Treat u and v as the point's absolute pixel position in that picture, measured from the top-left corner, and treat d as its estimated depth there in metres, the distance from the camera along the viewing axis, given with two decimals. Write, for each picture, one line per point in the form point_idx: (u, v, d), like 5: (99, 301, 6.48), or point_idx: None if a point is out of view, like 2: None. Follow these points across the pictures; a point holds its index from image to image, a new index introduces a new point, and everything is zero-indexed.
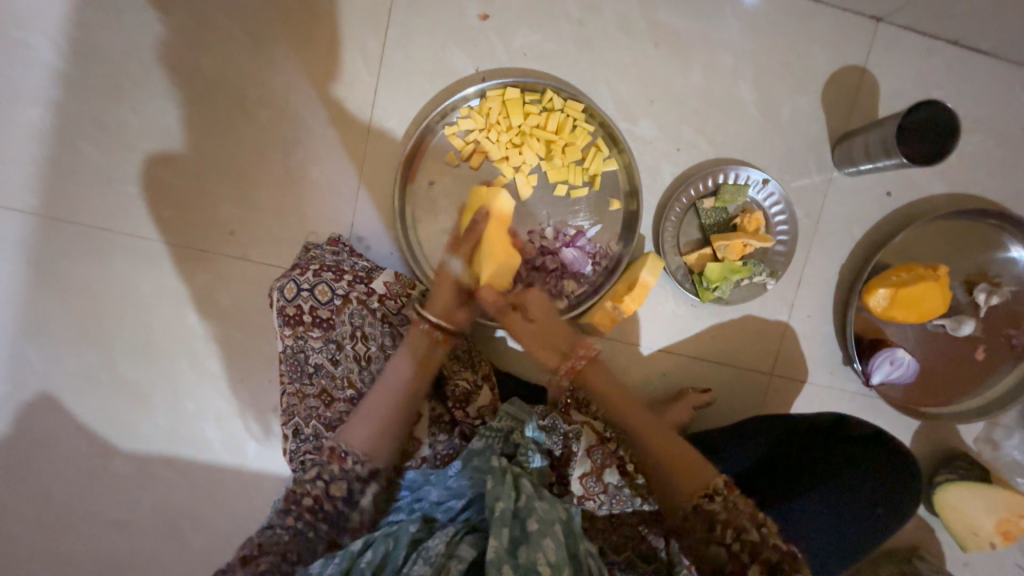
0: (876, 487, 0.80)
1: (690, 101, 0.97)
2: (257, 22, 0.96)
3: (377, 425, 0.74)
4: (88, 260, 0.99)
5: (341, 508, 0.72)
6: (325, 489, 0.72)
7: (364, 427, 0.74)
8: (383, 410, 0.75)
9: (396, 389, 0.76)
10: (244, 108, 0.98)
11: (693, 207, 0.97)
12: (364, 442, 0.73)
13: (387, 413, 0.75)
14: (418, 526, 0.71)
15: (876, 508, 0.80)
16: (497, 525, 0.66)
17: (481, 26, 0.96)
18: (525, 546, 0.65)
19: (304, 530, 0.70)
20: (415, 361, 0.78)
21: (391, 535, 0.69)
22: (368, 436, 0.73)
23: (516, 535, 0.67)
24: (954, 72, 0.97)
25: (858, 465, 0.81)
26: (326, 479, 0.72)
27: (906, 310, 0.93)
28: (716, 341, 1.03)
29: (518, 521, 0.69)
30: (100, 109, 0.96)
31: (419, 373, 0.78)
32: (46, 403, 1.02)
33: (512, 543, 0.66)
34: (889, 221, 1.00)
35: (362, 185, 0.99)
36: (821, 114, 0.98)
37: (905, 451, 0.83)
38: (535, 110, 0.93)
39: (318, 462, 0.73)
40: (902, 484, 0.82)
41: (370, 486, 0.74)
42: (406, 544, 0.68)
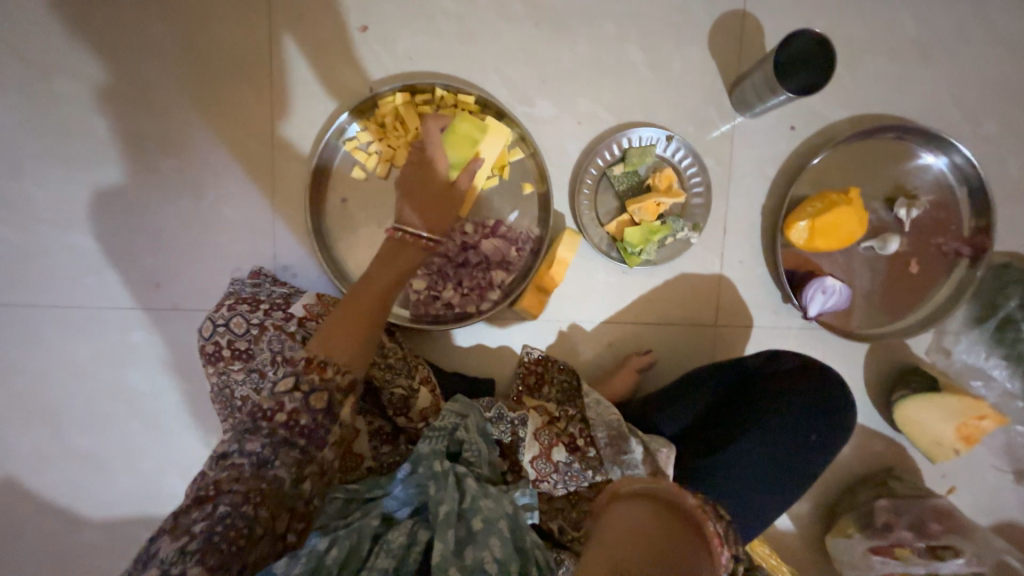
0: (807, 414, 0.85)
1: (582, 74, 0.98)
2: (139, 72, 0.96)
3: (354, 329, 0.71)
4: (21, 338, 0.98)
5: (321, 421, 0.68)
6: (303, 402, 0.67)
7: (340, 333, 0.71)
8: (355, 317, 0.73)
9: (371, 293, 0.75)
10: (144, 159, 0.97)
11: (605, 176, 0.98)
12: (345, 351, 0.70)
13: (372, 313, 0.74)
14: (378, 521, 0.71)
15: (810, 435, 0.84)
16: (441, 529, 0.66)
17: (363, 38, 0.96)
18: (472, 546, 0.66)
19: (270, 457, 0.65)
20: (398, 261, 0.78)
21: (354, 527, 0.69)
22: (352, 330, 0.72)
23: (463, 536, 0.68)
24: (827, 2, 1.00)
25: (790, 400, 0.85)
26: (306, 389, 0.67)
27: (826, 239, 0.95)
28: (655, 305, 1.02)
29: (464, 521, 0.69)
30: (4, 186, 0.96)
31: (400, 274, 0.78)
32: (4, 488, 1.01)
33: (459, 544, 0.67)
34: (799, 155, 1.02)
35: (277, 214, 0.99)
36: (711, 64, 0.99)
37: (834, 377, 0.87)
38: (428, 110, 0.94)
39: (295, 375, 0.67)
40: (833, 408, 0.86)
41: (347, 399, 0.71)
42: (369, 536, 0.68)
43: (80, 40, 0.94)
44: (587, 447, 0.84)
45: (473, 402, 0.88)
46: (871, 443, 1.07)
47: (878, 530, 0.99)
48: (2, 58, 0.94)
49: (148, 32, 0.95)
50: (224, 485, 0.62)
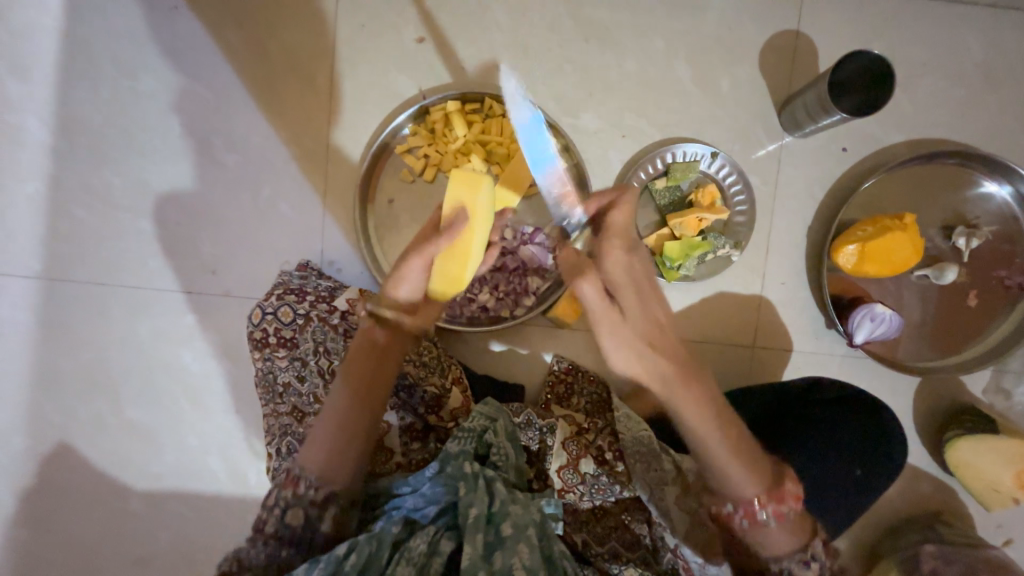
0: (849, 447, 0.82)
1: (629, 88, 0.99)
2: (214, 73, 1.03)
3: (327, 444, 0.70)
4: (90, 313, 1.06)
5: (303, 530, 0.68)
6: (282, 516, 0.68)
7: (315, 448, 0.70)
8: (335, 419, 0.71)
9: (346, 406, 0.71)
10: (212, 155, 1.04)
11: (647, 190, 0.98)
12: (318, 463, 0.69)
13: (337, 421, 0.71)
14: (399, 528, 0.71)
15: (853, 470, 0.81)
16: (471, 532, 0.67)
17: (419, 48, 1.01)
18: (501, 551, 0.67)
19: (273, 559, 0.68)
20: (358, 359, 0.74)
21: (375, 536, 0.68)
22: (320, 444, 0.70)
23: (491, 540, 0.68)
24: (885, 23, 0.98)
25: (832, 430, 0.82)
26: (282, 505, 0.68)
27: (877, 264, 0.92)
28: (691, 322, 1.01)
29: (492, 525, 0.69)
30: (88, 174, 1.05)
31: (362, 372, 0.73)
32: (62, 452, 1.08)
33: (488, 547, 0.68)
34: (850, 177, 0.99)
35: (327, 211, 1.04)
36: (761, 82, 0.99)
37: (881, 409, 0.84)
38: (477, 119, 0.98)
39: (274, 494, 0.69)
40: (878, 441, 0.83)
41: (328, 510, 0.70)
42: (389, 545, 0.68)
43: (165, 44, 1.03)
44: (616, 462, 0.83)
45: (504, 406, 0.88)
46: (918, 484, 1.01)
47: None
48: (97, 58, 1.03)
49: (225, 38, 1.03)
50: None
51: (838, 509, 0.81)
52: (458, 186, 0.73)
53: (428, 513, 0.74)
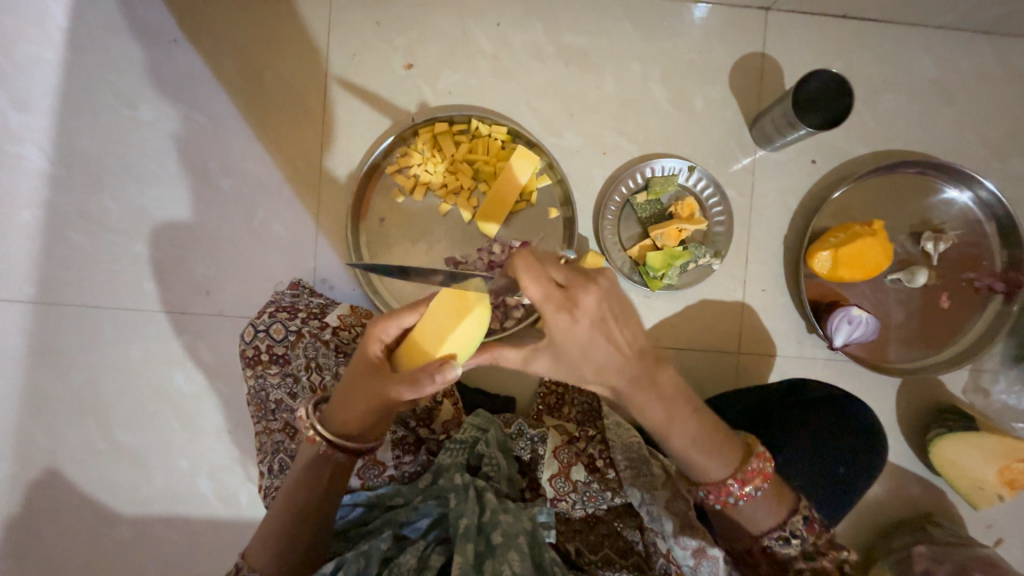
0: (834, 446, 0.84)
1: (609, 108, 1.05)
2: (210, 101, 1.07)
3: (275, 545, 0.68)
4: (83, 336, 1.07)
5: None
6: None
7: (264, 548, 0.69)
8: (284, 521, 0.69)
9: (297, 504, 0.69)
10: (207, 179, 1.07)
11: (628, 203, 1.02)
12: (266, 564, 0.68)
13: (281, 527, 0.69)
14: (388, 544, 0.70)
15: (839, 469, 0.83)
16: (461, 543, 0.67)
17: (407, 75, 1.06)
18: (491, 561, 0.67)
19: None
20: (302, 478, 0.70)
21: (362, 552, 0.68)
22: (261, 550, 0.69)
23: (482, 550, 0.68)
24: (844, 45, 1.05)
25: (816, 430, 0.84)
26: None
27: (851, 269, 0.96)
28: (676, 330, 1.04)
29: (483, 535, 0.70)
30: (85, 200, 1.07)
31: (307, 491, 0.70)
32: (50, 479, 1.06)
33: (478, 557, 0.67)
34: (821, 188, 1.04)
35: (320, 231, 1.07)
36: (731, 100, 1.04)
37: (864, 409, 0.86)
38: (464, 139, 1.02)
39: None
40: (863, 441, 0.84)
41: None
42: (378, 561, 0.68)
43: (164, 75, 1.07)
44: (607, 469, 0.85)
45: (495, 417, 0.89)
46: (907, 485, 1.02)
47: None
48: (97, 89, 1.07)
49: (222, 68, 1.08)
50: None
51: (826, 510, 0.82)
52: (443, 308, 0.65)
53: (421, 526, 0.74)
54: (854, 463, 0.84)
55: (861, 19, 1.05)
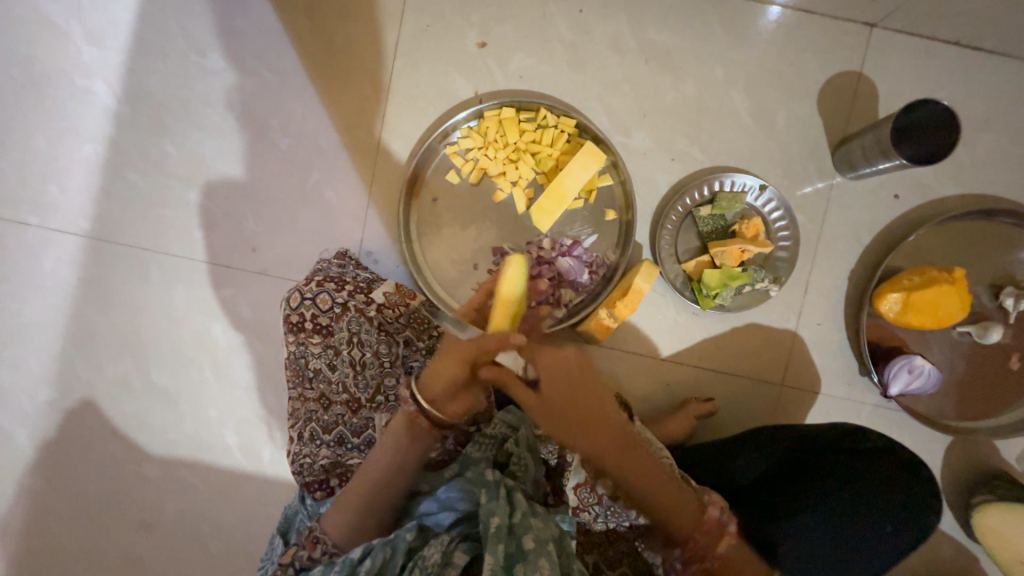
0: (885, 502, 0.78)
1: (684, 112, 1.00)
2: (279, 56, 1.06)
3: (346, 516, 0.75)
4: (131, 276, 1.09)
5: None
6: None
7: (337, 516, 0.75)
8: (353, 493, 0.76)
9: (366, 475, 0.76)
10: (266, 135, 1.07)
11: (691, 215, 0.98)
12: (336, 532, 0.74)
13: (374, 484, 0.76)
14: (413, 535, 0.70)
15: (887, 527, 0.77)
16: (493, 542, 0.65)
17: (479, 53, 1.03)
18: (522, 565, 0.65)
19: None
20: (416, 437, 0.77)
21: (389, 542, 0.69)
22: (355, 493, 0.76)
23: (512, 552, 0.66)
24: (951, 73, 0.97)
25: (868, 482, 0.78)
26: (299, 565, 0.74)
27: (921, 315, 0.90)
28: (721, 352, 1.00)
29: (514, 538, 0.68)
30: (147, 142, 1.08)
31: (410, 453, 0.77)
32: (86, 409, 1.10)
33: (508, 560, 0.65)
34: (899, 225, 0.98)
35: (371, 203, 1.06)
36: (817, 120, 0.98)
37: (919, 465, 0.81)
38: (529, 127, 0.98)
39: (295, 552, 0.75)
40: (914, 499, 0.78)
41: None
42: (403, 552, 0.68)
43: (235, 25, 1.06)
44: None
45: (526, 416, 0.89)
46: (940, 546, 0.98)
47: None
48: (169, 32, 1.07)
49: (294, 23, 1.06)
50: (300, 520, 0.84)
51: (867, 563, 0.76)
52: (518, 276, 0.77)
53: (444, 518, 0.74)
54: (905, 524, 0.77)
55: (974, 47, 0.97)
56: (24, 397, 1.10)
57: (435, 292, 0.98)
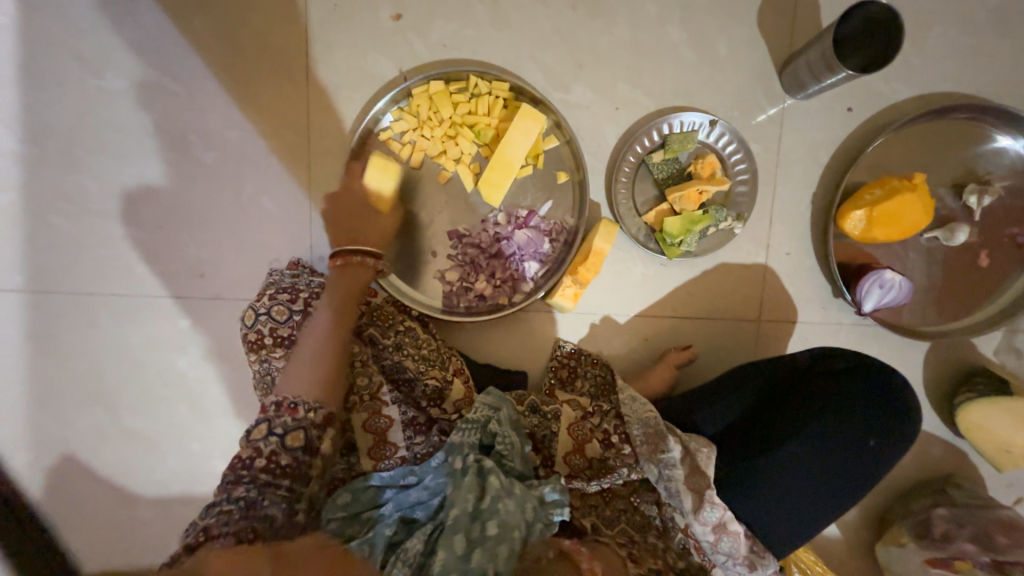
0: (864, 415, 0.79)
1: (621, 57, 0.94)
2: (183, 63, 0.98)
3: (307, 369, 0.76)
4: (80, 323, 1.04)
5: (301, 459, 0.71)
6: (280, 443, 0.70)
7: (298, 376, 0.76)
8: (311, 350, 0.78)
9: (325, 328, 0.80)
10: (189, 153, 1.00)
11: (644, 163, 0.94)
12: (304, 390, 0.74)
13: (317, 374, 0.76)
14: (394, 528, 0.70)
15: (868, 439, 0.78)
16: (448, 533, 0.65)
17: (396, 27, 0.96)
18: (480, 550, 0.62)
19: None
20: (336, 296, 0.82)
21: (366, 542, 0.68)
22: (302, 389, 0.74)
23: (473, 539, 0.64)
24: None
25: (849, 401, 0.79)
26: (280, 431, 0.71)
27: (885, 228, 0.88)
28: (694, 298, 0.98)
29: (478, 522, 0.65)
30: (63, 181, 1.01)
31: (346, 313, 0.82)
32: (67, 465, 1.07)
33: (469, 546, 0.63)
34: (856, 140, 0.95)
35: (313, 206, 1.00)
36: (758, 43, 0.94)
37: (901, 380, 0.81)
38: (462, 98, 0.92)
39: (268, 425, 0.71)
40: (898, 412, 0.79)
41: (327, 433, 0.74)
42: (381, 548, 0.68)
43: (129, 37, 0.97)
44: (622, 445, 0.83)
45: (507, 395, 0.88)
46: (928, 448, 1.00)
47: (937, 543, 0.92)
48: (58, 56, 0.98)
49: (191, 25, 0.97)
50: (214, 532, 0.61)
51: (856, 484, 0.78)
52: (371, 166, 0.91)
53: (433, 507, 0.72)
54: (890, 436, 0.78)
55: None
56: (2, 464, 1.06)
57: (395, 286, 0.94)
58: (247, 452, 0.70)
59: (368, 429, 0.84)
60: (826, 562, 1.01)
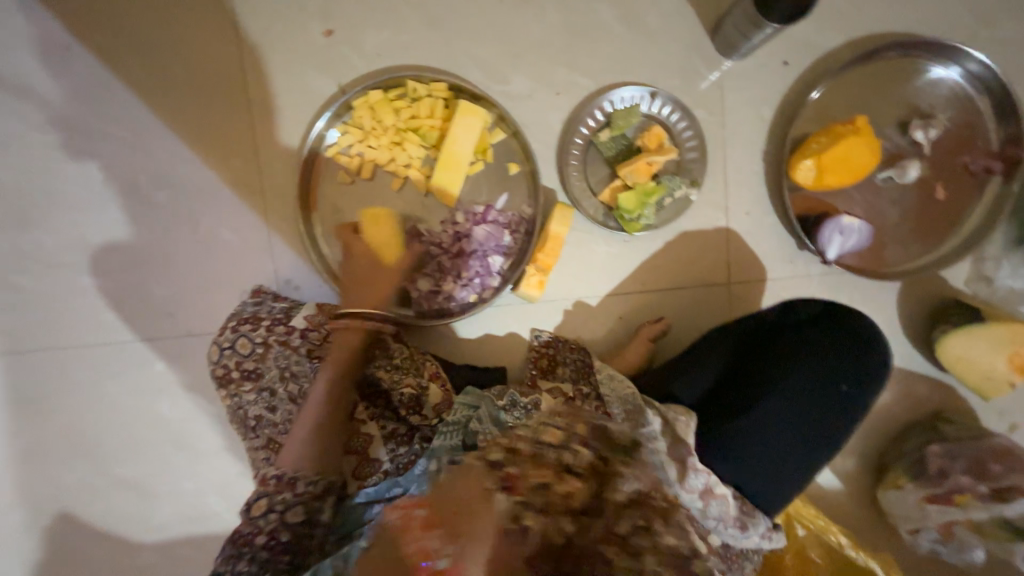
0: (833, 365, 0.79)
1: (554, 42, 0.95)
2: (123, 107, 0.98)
3: (301, 440, 0.77)
4: (56, 379, 1.03)
5: (302, 533, 0.72)
6: (280, 520, 0.72)
7: (293, 447, 0.77)
8: (308, 420, 0.78)
9: (321, 394, 0.80)
10: (141, 194, 1.00)
11: (592, 143, 0.94)
12: (297, 460, 0.75)
13: (315, 448, 0.76)
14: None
15: (839, 386, 0.79)
16: None
17: (329, 42, 0.96)
18: None
19: None
20: (331, 364, 0.82)
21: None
22: (300, 463, 0.75)
23: None
24: None
25: (818, 352, 0.80)
26: (279, 508, 0.72)
27: (836, 174, 0.89)
28: (661, 270, 0.98)
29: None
30: (20, 239, 1.00)
31: (342, 381, 0.81)
32: (61, 523, 1.06)
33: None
34: (798, 91, 0.95)
35: (272, 231, 1.00)
36: (687, 10, 0.94)
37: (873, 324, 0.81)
38: (404, 104, 0.93)
39: (269, 501, 0.73)
40: (869, 357, 0.80)
41: (327, 503, 0.75)
42: None
43: (66, 89, 0.98)
44: None
45: (485, 393, 0.88)
46: (915, 387, 1.00)
47: (934, 479, 0.92)
48: None
49: (127, 68, 0.97)
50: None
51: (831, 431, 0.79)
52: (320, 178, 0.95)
53: None
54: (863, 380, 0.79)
55: None
56: None
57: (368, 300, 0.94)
58: (247, 528, 0.72)
59: (350, 450, 0.83)
60: (830, 514, 1.00)
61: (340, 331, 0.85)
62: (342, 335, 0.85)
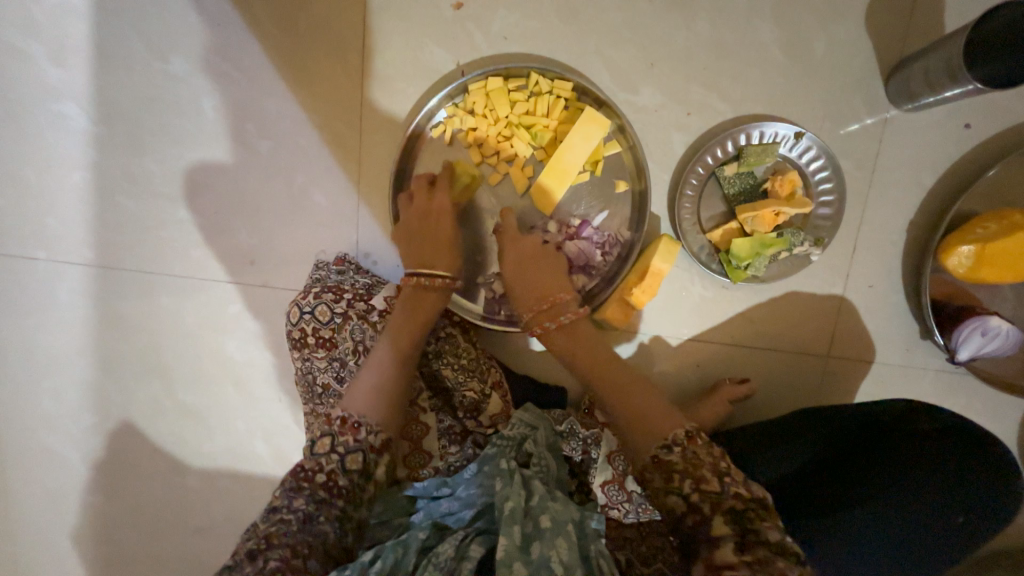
0: (955, 495, 0.69)
1: (697, 57, 0.85)
2: (243, 49, 0.97)
3: (370, 386, 0.73)
4: (140, 300, 1.08)
5: (358, 481, 0.67)
6: (341, 463, 0.67)
7: (359, 391, 0.73)
8: (375, 368, 0.75)
9: (391, 343, 0.77)
10: (245, 140, 1.00)
11: (714, 175, 0.85)
12: (362, 405, 0.71)
13: (382, 400, 0.72)
14: (427, 533, 0.71)
15: (954, 517, 0.68)
16: (507, 524, 0.63)
17: (456, 17, 0.91)
18: (538, 543, 0.63)
19: None
20: (403, 325, 0.79)
21: (400, 543, 0.69)
22: (368, 410, 0.71)
23: (528, 532, 0.64)
24: None
25: (943, 474, 0.70)
26: (341, 450, 0.67)
27: (997, 269, 0.76)
28: (756, 327, 0.90)
29: (529, 518, 0.66)
30: (129, 162, 1.04)
31: (409, 342, 0.78)
32: (125, 430, 1.14)
33: (525, 539, 0.63)
34: (967, 162, 0.83)
35: (361, 201, 0.99)
36: (861, 46, 0.82)
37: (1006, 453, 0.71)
38: (521, 97, 0.87)
39: (330, 439, 0.68)
40: (997, 495, 0.69)
41: (382, 459, 0.71)
42: (416, 550, 0.68)
43: (193, 22, 0.98)
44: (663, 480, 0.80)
45: (546, 413, 0.84)
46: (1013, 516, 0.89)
47: None
48: (128, 38, 1.00)
49: (253, 10, 0.96)
50: (273, 542, 0.60)
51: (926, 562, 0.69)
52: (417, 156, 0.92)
53: (464, 517, 0.74)
54: (982, 517, 0.69)
55: None
56: (70, 424, 1.14)
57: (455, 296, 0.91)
58: (308, 463, 0.67)
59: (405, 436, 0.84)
60: None
61: (415, 289, 0.82)
62: (429, 298, 0.81)
